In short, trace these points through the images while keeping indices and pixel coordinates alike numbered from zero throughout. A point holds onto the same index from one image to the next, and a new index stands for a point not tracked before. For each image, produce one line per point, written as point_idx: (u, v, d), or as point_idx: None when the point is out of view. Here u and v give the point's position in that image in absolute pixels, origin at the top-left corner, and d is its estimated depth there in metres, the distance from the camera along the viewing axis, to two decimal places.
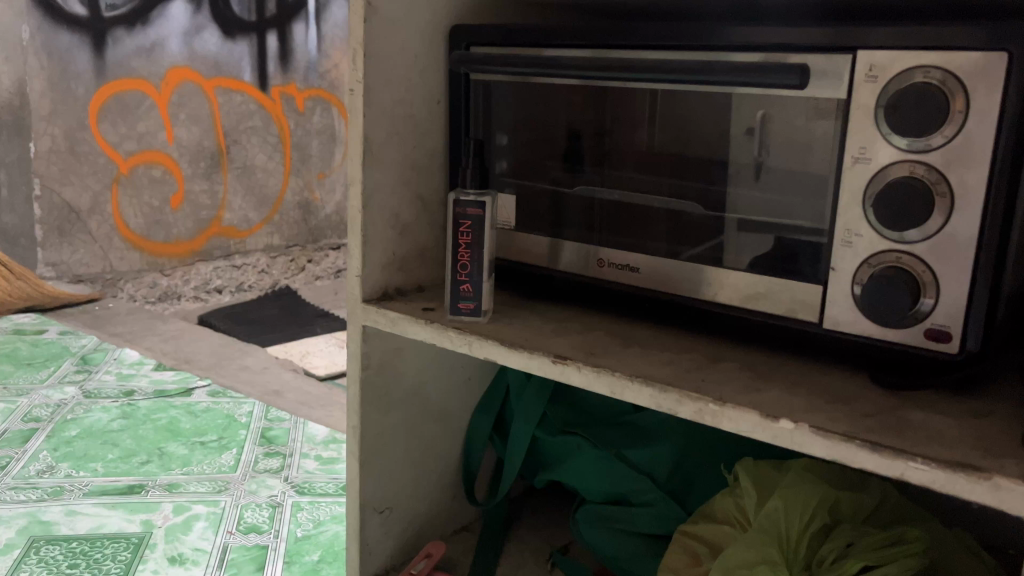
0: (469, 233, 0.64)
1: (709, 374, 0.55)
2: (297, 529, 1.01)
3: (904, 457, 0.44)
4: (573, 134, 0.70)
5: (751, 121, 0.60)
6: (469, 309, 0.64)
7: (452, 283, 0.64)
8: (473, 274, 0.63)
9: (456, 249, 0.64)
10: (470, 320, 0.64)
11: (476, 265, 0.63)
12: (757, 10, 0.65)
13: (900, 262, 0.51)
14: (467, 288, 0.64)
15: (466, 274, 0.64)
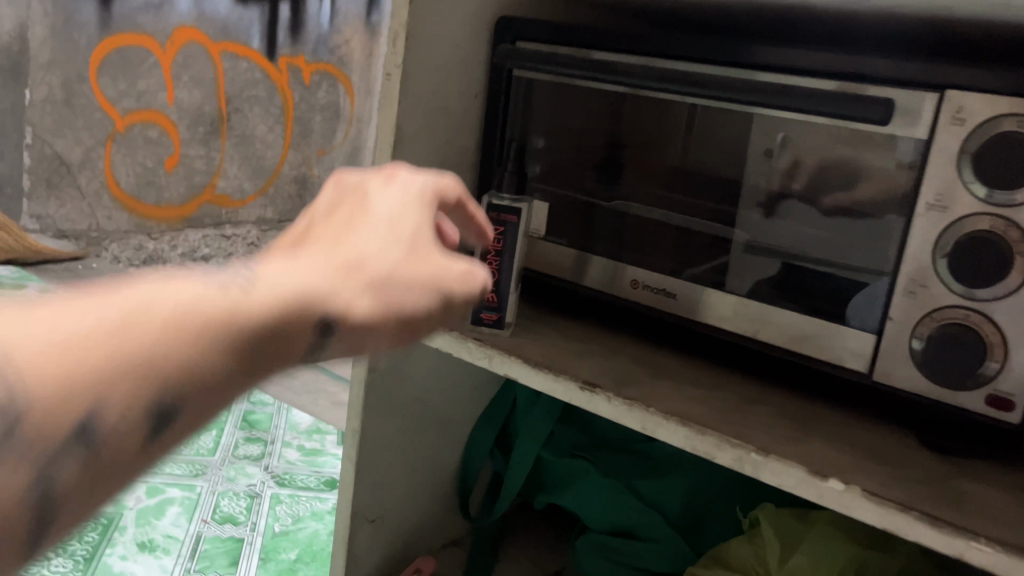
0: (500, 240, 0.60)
1: (747, 418, 0.51)
2: (275, 523, 0.96)
3: (965, 536, 0.41)
4: (614, 144, 0.66)
5: (772, 141, 0.57)
6: (493, 321, 0.60)
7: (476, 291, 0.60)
8: (501, 283, 0.60)
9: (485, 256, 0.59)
10: (491, 333, 0.60)
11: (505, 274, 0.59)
12: (828, 31, 0.61)
13: (968, 319, 0.48)
14: (492, 298, 0.60)
15: (493, 282, 0.60)
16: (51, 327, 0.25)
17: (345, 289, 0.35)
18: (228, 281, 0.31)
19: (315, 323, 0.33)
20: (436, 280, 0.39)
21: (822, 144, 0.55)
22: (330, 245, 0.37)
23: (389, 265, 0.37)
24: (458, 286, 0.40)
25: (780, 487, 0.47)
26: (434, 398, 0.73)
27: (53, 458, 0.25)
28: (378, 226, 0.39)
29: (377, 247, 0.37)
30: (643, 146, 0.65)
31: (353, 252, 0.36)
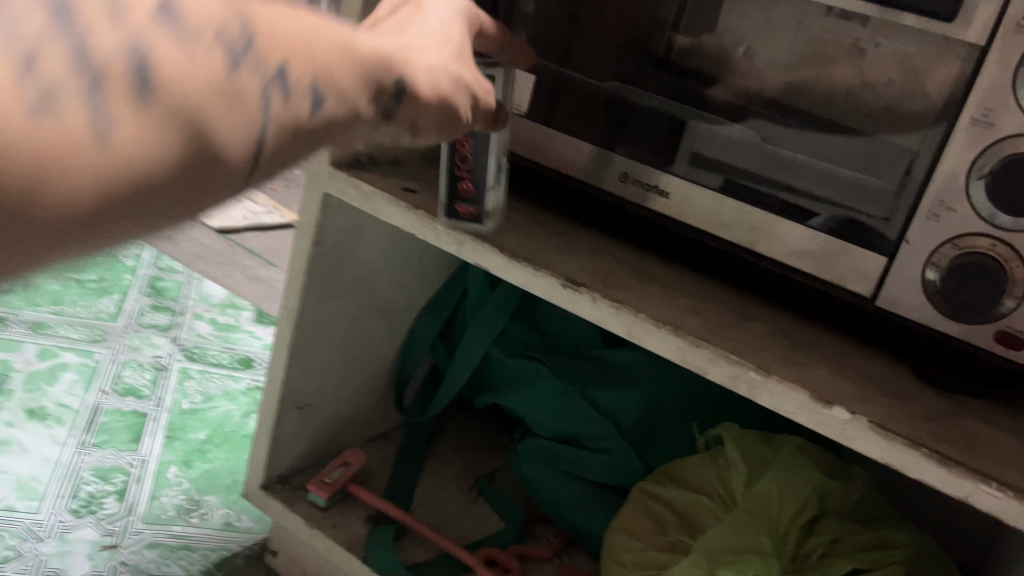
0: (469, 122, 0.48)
1: (741, 334, 0.47)
2: (183, 400, 0.88)
3: (976, 478, 0.38)
4: (617, 13, 0.56)
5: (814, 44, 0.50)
6: (468, 221, 0.51)
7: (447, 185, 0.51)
8: (473, 173, 0.49)
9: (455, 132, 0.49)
10: (471, 228, 0.51)
11: (480, 157, 0.49)
12: None
13: (993, 251, 0.44)
14: (467, 185, 0.50)
15: (467, 168, 0.49)
16: (279, 16, 0.28)
17: (435, 81, 0.37)
18: (406, 45, 0.36)
19: (397, 79, 0.33)
20: (484, 90, 0.41)
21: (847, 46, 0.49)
22: (403, 40, 0.37)
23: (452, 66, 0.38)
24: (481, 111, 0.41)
25: (775, 412, 0.43)
26: (377, 283, 0.66)
27: (267, 78, 0.27)
28: (449, 36, 0.40)
29: (449, 58, 0.39)
30: (647, 21, 0.56)
31: (427, 44, 0.38)
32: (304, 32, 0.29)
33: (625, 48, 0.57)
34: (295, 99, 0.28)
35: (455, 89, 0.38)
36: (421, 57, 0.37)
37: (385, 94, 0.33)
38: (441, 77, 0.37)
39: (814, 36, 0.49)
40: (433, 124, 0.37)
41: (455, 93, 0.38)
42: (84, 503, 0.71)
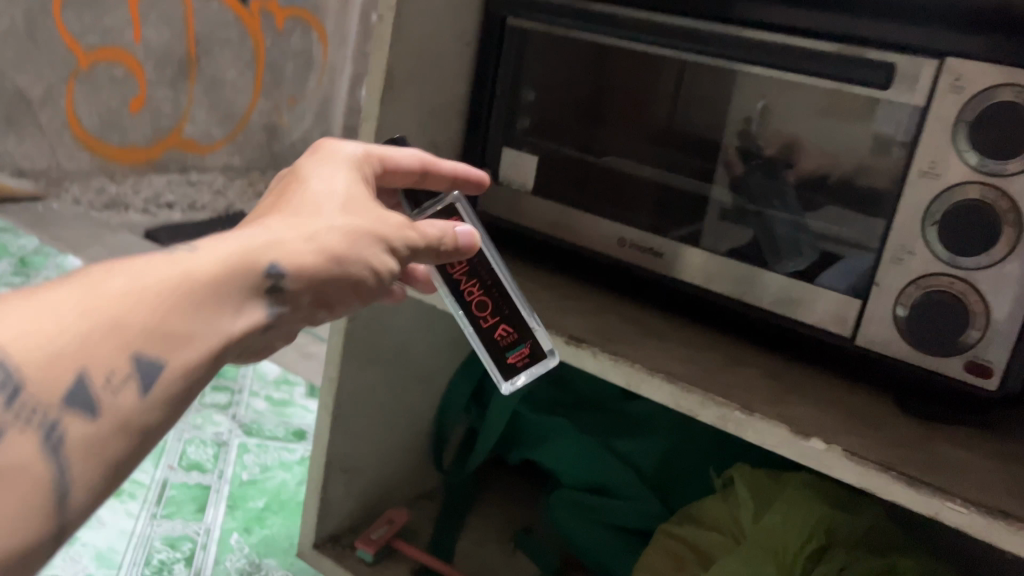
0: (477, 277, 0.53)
1: (732, 378, 0.52)
2: (242, 472, 0.95)
3: (941, 496, 0.42)
4: (608, 99, 0.64)
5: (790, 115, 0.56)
6: (542, 363, 0.53)
7: (498, 348, 0.53)
8: (508, 312, 0.53)
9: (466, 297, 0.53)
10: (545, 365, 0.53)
11: (500, 296, 0.53)
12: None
13: (952, 288, 0.48)
14: (506, 331, 0.53)
15: (493, 317, 0.53)
16: (56, 320, 0.29)
17: (316, 247, 0.37)
18: (286, 233, 0.37)
19: (266, 272, 0.35)
20: (383, 232, 0.40)
21: (802, 116, 0.55)
22: (280, 224, 0.38)
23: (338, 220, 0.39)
24: (393, 250, 0.41)
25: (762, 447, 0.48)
26: (408, 352, 0.72)
27: (65, 407, 0.28)
28: (334, 195, 0.40)
29: (333, 217, 0.39)
30: (631, 106, 0.63)
31: (309, 211, 0.39)
32: (98, 311, 0.30)
33: (616, 128, 0.65)
34: (122, 390, 0.29)
35: (348, 242, 0.38)
36: (299, 232, 0.38)
37: (257, 288, 0.35)
38: (332, 245, 0.38)
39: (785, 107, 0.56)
40: (338, 280, 0.38)
41: (347, 249, 0.38)
42: (155, 569, 0.77)
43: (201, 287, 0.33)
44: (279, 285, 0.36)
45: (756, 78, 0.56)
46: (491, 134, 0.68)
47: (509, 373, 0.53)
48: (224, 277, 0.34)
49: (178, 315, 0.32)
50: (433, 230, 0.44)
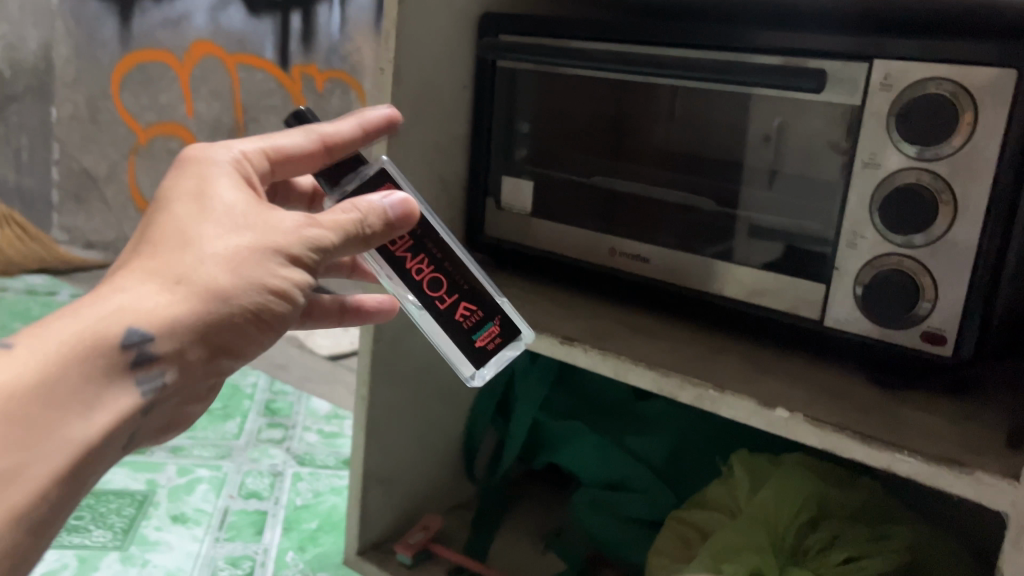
0: (425, 254, 0.53)
1: (710, 364, 0.57)
2: (297, 497, 1.02)
3: (890, 449, 0.46)
4: (595, 125, 0.72)
5: (769, 127, 0.61)
6: (507, 351, 0.54)
7: (463, 332, 0.53)
8: (466, 289, 0.53)
9: (417, 281, 0.53)
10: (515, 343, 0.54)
11: (455, 276, 0.53)
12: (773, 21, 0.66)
13: (902, 265, 0.53)
14: (468, 310, 0.53)
15: (450, 297, 0.53)
16: None
17: (182, 297, 0.41)
18: (140, 289, 0.41)
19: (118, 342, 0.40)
20: (274, 246, 0.43)
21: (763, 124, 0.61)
22: (130, 285, 0.41)
23: (218, 249, 0.42)
24: (296, 255, 0.44)
25: (736, 420, 0.53)
26: (432, 370, 0.79)
27: None
28: (213, 212, 0.43)
29: (211, 239, 0.42)
30: (628, 133, 0.70)
31: (178, 245, 0.42)
32: None
33: (618, 155, 0.71)
34: None
35: (232, 269, 0.42)
36: (159, 283, 0.41)
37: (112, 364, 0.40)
38: (210, 282, 0.41)
39: (754, 117, 0.62)
40: (225, 318, 0.42)
41: (234, 279, 0.42)
42: None
43: (51, 381, 0.37)
44: (140, 350, 0.40)
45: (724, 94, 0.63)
46: (493, 164, 0.75)
47: (480, 359, 0.53)
48: (70, 366, 0.38)
49: (31, 413, 0.36)
50: (348, 216, 0.45)
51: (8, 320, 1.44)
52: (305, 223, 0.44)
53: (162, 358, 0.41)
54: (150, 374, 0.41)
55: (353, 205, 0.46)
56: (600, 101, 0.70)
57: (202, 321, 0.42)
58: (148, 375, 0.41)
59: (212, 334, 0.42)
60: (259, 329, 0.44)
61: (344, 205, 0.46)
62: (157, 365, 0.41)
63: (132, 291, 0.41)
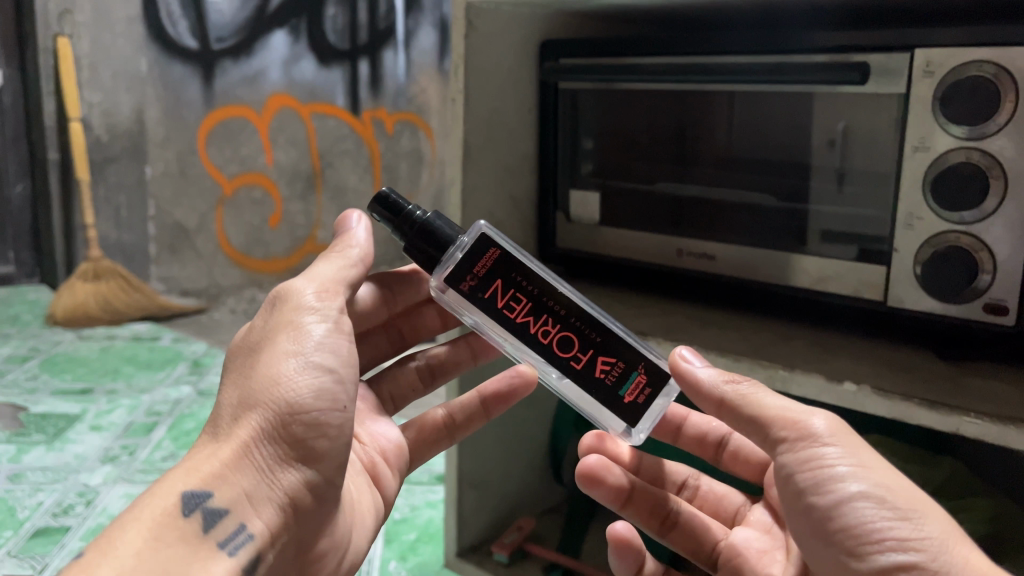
0: (546, 313, 0.53)
1: (779, 349, 0.60)
2: (395, 512, 1.08)
3: (957, 413, 0.48)
4: (657, 136, 0.76)
5: (834, 132, 0.64)
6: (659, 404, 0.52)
7: (607, 388, 0.52)
8: (596, 343, 0.52)
9: (548, 342, 0.53)
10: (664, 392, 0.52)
11: (582, 328, 0.53)
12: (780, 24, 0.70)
13: (959, 242, 0.55)
14: (603, 365, 0.52)
15: (583, 354, 0.52)
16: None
17: (226, 444, 0.45)
18: (197, 460, 0.46)
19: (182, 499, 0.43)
20: (291, 347, 0.48)
21: (816, 119, 0.65)
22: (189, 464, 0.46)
23: (255, 372, 0.47)
24: (311, 347, 0.48)
25: (808, 397, 0.55)
26: None
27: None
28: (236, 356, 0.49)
29: (240, 385, 0.47)
30: (690, 140, 0.74)
31: (218, 412, 0.48)
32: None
33: (684, 162, 0.75)
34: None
35: (267, 385, 0.46)
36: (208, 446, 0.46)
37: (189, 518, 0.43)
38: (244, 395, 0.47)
39: (815, 119, 0.65)
40: (277, 422, 0.46)
41: (266, 391, 0.46)
42: None
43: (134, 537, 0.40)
44: (203, 504, 0.44)
45: (776, 95, 0.67)
46: (559, 180, 0.80)
47: (631, 413, 0.52)
48: (140, 523, 0.42)
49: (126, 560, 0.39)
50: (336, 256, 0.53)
51: (118, 366, 1.55)
52: (313, 320, 0.49)
53: (228, 508, 0.44)
54: (230, 533, 0.44)
55: (343, 283, 0.52)
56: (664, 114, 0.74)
57: (252, 450, 0.45)
58: (227, 533, 0.43)
59: (276, 456, 0.46)
60: (325, 420, 0.47)
61: (333, 286, 0.52)
62: (233, 519, 0.44)
63: (183, 474, 0.45)
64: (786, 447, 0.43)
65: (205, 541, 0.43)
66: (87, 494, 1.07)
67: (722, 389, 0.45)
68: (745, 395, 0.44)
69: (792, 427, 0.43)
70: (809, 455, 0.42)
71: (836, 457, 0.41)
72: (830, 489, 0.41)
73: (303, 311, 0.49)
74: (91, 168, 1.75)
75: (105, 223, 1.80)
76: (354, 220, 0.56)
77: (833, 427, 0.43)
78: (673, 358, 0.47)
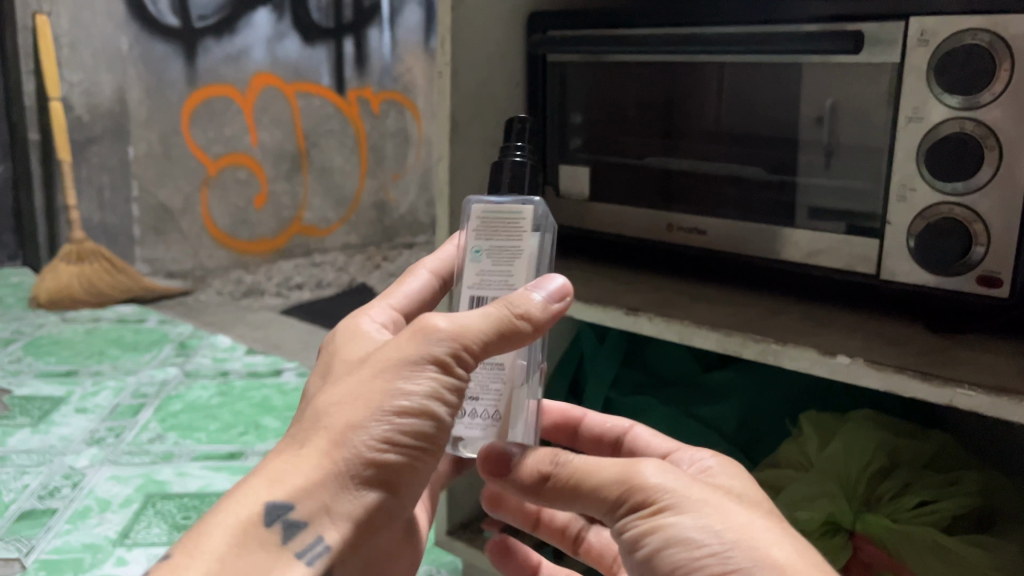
0: None
1: (770, 322, 0.60)
2: None
3: (951, 384, 0.48)
4: (645, 109, 0.75)
5: (822, 108, 0.63)
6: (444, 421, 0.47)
7: None
8: None
9: None
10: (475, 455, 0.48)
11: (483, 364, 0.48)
12: None
13: (953, 213, 0.55)
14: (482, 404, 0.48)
15: None
16: None
17: (311, 455, 0.38)
18: (277, 461, 0.39)
19: (264, 508, 0.38)
20: (400, 386, 0.39)
21: (806, 92, 0.64)
22: (274, 459, 0.39)
23: (355, 393, 0.39)
24: (420, 391, 0.39)
25: (801, 371, 0.55)
26: None
27: None
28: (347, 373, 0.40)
29: (348, 406, 0.39)
30: (679, 113, 0.73)
31: (313, 411, 0.40)
32: None
33: (672, 135, 0.74)
34: None
35: (375, 422, 0.39)
36: (292, 445, 0.39)
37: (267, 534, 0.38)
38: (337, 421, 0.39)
39: (804, 92, 0.65)
40: (364, 463, 0.39)
41: (370, 424, 0.39)
42: None
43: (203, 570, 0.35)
44: (285, 518, 0.38)
45: (768, 66, 0.66)
46: (547, 155, 0.79)
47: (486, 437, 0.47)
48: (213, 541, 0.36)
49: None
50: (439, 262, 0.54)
51: (103, 348, 1.53)
52: (437, 362, 0.39)
53: (309, 520, 0.38)
54: (309, 544, 0.38)
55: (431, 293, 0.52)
56: (652, 87, 0.74)
57: (338, 474, 0.38)
58: (306, 544, 0.38)
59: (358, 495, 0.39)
60: (418, 460, 0.41)
61: (473, 333, 0.40)
62: (312, 531, 0.38)
63: (267, 476, 0.38)
64: (622, 522, 0.39)
65: (283, 553, 0.38)
66: (73, 477, 1.06)
67: (535, 483, 0.41)
68: (558, 476, 0.41)
69: (613, 499, 0.39)
70: (631, 519, 0.38)
71: (653, 516, 0.38)
72: (645, 542, 0.38)
73: (429, 351, 0.39)
74: (73, 149, 1.74)
75: (88, 203, 1.79)
76: (554, 284, 0.43)
77: (656, 476, 0.39)
78: (479, 466, 0.43)
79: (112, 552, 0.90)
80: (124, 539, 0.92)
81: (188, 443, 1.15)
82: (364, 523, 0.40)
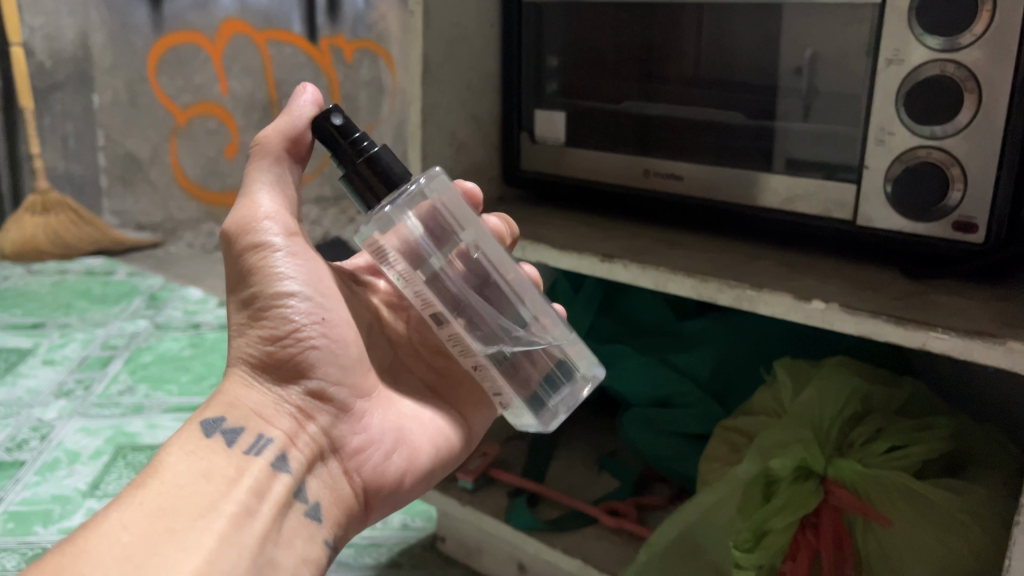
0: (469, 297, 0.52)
1: (747, 268, 0.60)
2: None
3: (925, 328, 0.48)
4: (622, 53, 0.73)
5: (801, 59, 0.62)
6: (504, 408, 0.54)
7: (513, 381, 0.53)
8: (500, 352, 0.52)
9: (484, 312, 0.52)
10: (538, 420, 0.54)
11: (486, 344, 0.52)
12: None
13: (931, 157, 0.54)
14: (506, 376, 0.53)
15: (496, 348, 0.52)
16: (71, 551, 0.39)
17: (234, 380, 0.49)
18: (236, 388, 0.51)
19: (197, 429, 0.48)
20: (264, 285, 0.49)
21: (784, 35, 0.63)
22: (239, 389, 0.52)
23: (239, 318, 0.50)
24: (273, 280, 0.49)
25: (775, 317, 0.55)
26: None
27: None
28: (235, 304, 0.50)
29: (240, 317, 0.50)
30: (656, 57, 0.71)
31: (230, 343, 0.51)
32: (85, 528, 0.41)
33: (651, 79, 0.72)
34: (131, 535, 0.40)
35: (259, 316, 0.49)
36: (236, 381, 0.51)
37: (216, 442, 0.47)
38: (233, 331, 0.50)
39: (783, 37, 0.63)
40: (265, 353, 0.49)
41: (257, 325, 0.49)
42: None
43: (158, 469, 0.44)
44: (222, 427, 0.48)
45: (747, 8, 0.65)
46: (523, 98, 0.78)
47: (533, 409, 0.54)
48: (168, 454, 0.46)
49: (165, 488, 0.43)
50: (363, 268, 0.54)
51: (70, 299, 1.51)
52: (264, 251, 0.49)
53: (242, 425, 0.48)
54: (252, 442, 0.48)
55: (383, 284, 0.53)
56: (630, 28, 0.72)
57: (251, 378, 0.50)
58: (250, 443, 0.48)
59: (277, 376, 0.49)
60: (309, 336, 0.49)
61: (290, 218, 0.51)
62: (250, 432, 0.48)
63: (200, 409, 0.49)
64: None
65: (233, 453, 0.47)
66: (41, 429, 1.05)
67: None
68: None
69: None
70: None
71: None
72: None
73: (253, 244, 0.49)
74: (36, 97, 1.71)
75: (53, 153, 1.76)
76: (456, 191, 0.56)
77: None
78: None
79: (82, 502, 0.89)
80: (94, 490, 0.91)
81: (158, 395, 1.14)
82: (304, 411, 0.50)
